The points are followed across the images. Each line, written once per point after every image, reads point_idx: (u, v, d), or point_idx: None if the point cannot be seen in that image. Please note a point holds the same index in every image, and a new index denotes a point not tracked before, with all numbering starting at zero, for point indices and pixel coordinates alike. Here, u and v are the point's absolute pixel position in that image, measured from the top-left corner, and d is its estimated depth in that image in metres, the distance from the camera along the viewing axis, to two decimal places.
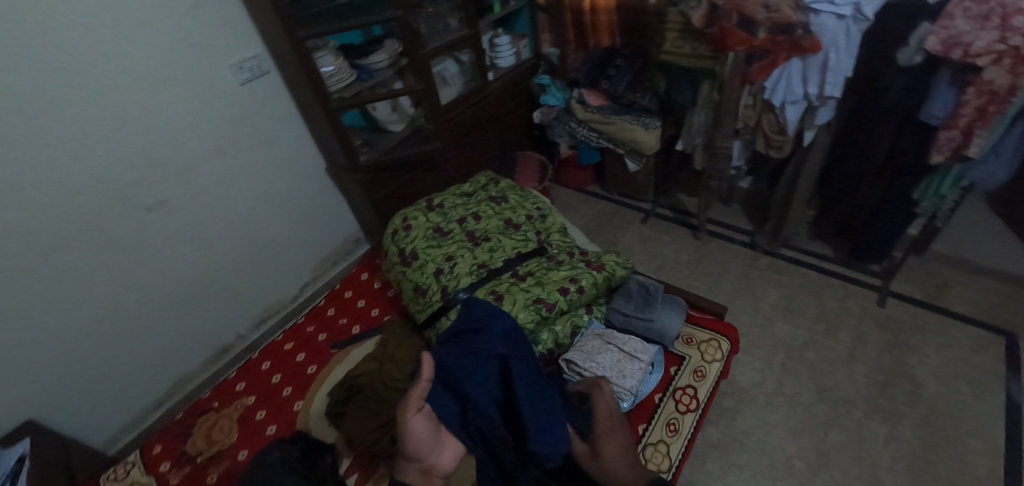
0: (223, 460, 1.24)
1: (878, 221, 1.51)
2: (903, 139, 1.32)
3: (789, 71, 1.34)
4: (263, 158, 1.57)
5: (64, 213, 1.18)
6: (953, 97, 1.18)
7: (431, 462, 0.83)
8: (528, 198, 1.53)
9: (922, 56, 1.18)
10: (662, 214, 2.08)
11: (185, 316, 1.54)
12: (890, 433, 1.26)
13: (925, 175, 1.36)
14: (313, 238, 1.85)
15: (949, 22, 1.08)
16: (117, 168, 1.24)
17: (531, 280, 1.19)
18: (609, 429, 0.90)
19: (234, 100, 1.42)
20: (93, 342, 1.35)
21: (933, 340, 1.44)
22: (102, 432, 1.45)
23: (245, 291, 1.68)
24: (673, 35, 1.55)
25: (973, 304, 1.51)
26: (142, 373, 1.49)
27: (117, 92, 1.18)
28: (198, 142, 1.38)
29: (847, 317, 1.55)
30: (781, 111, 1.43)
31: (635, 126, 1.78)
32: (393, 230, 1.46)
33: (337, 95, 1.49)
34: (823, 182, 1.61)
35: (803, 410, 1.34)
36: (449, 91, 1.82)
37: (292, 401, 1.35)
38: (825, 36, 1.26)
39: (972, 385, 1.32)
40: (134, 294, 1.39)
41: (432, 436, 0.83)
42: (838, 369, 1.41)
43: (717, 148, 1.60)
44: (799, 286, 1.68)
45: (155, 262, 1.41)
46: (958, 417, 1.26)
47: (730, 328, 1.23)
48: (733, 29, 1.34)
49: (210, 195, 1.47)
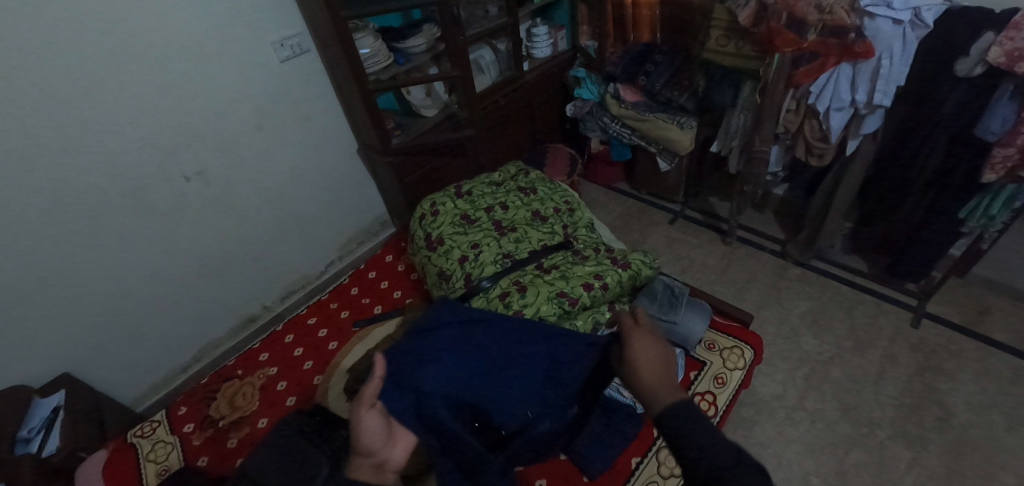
0: (244, 426, 1.28)
1: (919, 238, 1.45)
2: (955, 153, 1.26)
3: (837, 76, 1.30)
4: (298, 135, 1.59)
5: (109, 175, 1.23)
6: (1015, 113, 1.11)
7: (384, 459, 0.72)
8: (557, 191, 1.52)
9: (983, 67, 1.12)
10: (690, 217, 2.03)
11: (216, 284, 1.59)
12: (916, 458, 1.22)
13: (973, 196, 1.29)
14: (341, 217, 1.88)
15: (1016, 33, 1.03)
16: (160, 135, 1.28)
17: (555, 273, 1.18)
18: (657, 363, 0.69)
19: (275, 76, 1.45)
20: (128, 302, 1.40)
21: (969, 366, 1.38)
22: (132, 390, 1.51)
23: (273, 264, 1.72)
24: (717, 33, 1.50)
25: (1015, 333, 1.44)
26: (172, 337, 1.54)
27: (163, 61, 1.21)
28: (237, 115, 1.41)
29: (878, 335, 1.50)
30: (825, 118, 1.39)
31: (670, 125, 1.75)
32: (420, 215, 1.47)
33: (374, 77, 1.51)
34: (864, 194, 1.55)
35: (824, 426, 1.30)
36: (484, 79, 1.83)
37: (313, 375, 1.39)
38: (880, 42, 1.20)
39: (1008, 416, 1.26)
40: (168, 260, 1.44)
41: (386, 432, 0.74)
42: (865, 388, 1.37)
43: (755, 152, 1.56)
44: (829, 300, 1.62)
45: (190, 230, 1.45)
46: (989, 448, 1.21)
47: (755, 337, 1.21)
48: (781, 29, 1.28)
49: (246, 167, 1.50)
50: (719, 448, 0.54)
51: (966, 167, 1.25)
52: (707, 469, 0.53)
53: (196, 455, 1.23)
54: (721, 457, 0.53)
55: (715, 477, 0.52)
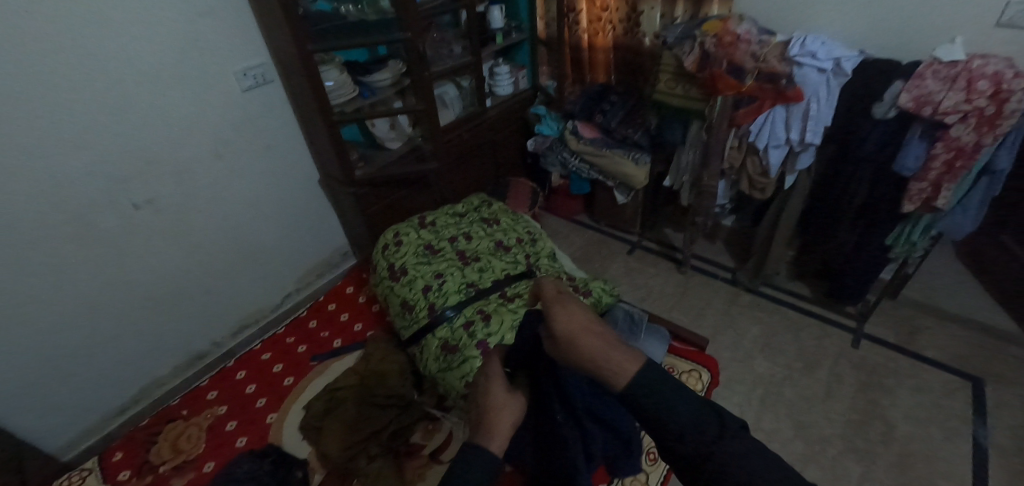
0: (188, 471, 1.19)
1: (855, 264, 1.56)
2: (879, 186, 1.39)
3: (773, 118, 1.43)
4: (259, 163, 1.58)
5: (53, 203, 1.17)
6: (924, 151, 1.26)
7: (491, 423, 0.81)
8: (519, 222, 1.56)
9: (896, 111, 1.26)
10: (647, 247, 2.12)
11: (163, 317, 1.50)
12: (865, 472, 1.27)
13: (897, 224, 1.42)
14: (301, 248, 1.84)
15: (921, 82, 1.19)
16: (110, 162, 1.24)
17: (519, 302, 1.20)
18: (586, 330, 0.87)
19: (237, 106, 1.44)
20: (63, 340, 1.30)
21: (906, 382, 1.48)
22: (59, 437, 1.38)
23: (226, 297, 1.65)
24: (666, 77, 1.62)
25: (943, 350, 1.56)
26: (112, 376, 1.44)
27: (120, 88, 1.19)
28: (196, 142, 1.39)
29: (824, 356, 1.59)
30: (764, 154, 1.50)
31: (626, 161, 1.84)
32: (384, 245, 1.47)
33: (339, 108, 1.52)
34: (803, 224, 1.67)
35: (779, 445, 1.35)
36: (448, 114, 1.87)
37: (266, 413, 1.31)
38: (808, 87, 1.35)
39: (943, 428, 1.35)
40: (111, 291, 1.36)
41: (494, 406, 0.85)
42: (815, 406, 1.44)
43: (705, 186, 1.66)
44: (778, 324, 1.71)
45: (137, 261, 1.38)
46: (929, 460, 1.28)
47: (711, 360, 1.25)
48: (723, 74, 1.41)
49: (201, 197, 1.46)
50: (702, 425, 0.75)
51: (888, 199, 1.39)
52: (705, 448, 0.72)
53: None
54: (703, 436, 0.73)
55: (711, 454, 0.72)
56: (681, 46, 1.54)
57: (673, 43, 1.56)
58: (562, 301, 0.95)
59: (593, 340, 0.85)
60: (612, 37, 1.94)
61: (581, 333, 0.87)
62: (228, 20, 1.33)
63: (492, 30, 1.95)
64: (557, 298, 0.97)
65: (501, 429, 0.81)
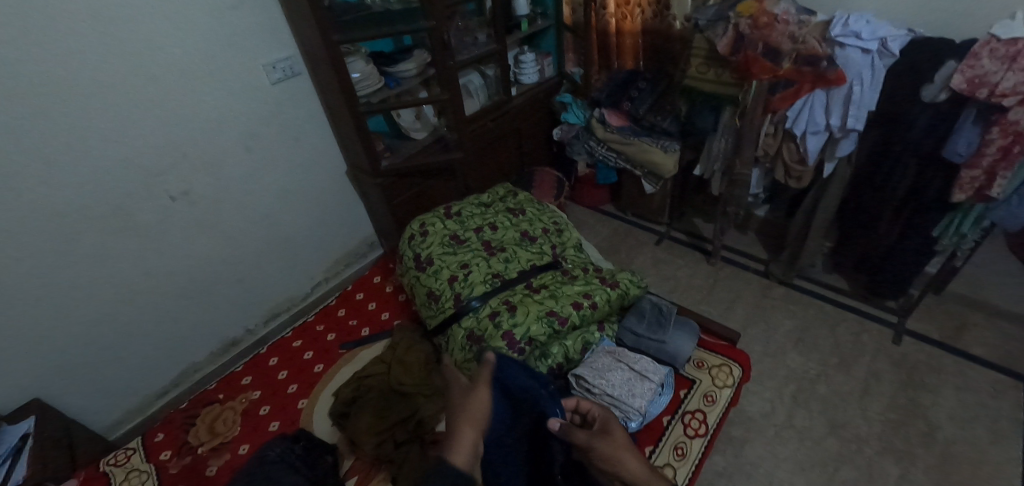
0: (224, 453, 1.24)
1: (899, 255, 1.48)
2: (926, 175, 1.31)
3: (812, 102, 1.36)
4: (289, 154, 1.60)
5: (95, 195, 1.22)
6: (978, 136, 1.18)
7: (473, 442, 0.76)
8: (545, 212, 1.54)
9: (947, 93, 1.19)
10: (675, 238, 2.08)
11: (198, 306, 1.55)
12: (904, 474, 1.22)
13: (947, 214, 1.35)
14: (329, 238, 1.87)
15: (976, 62, 1.10)
16: (147, 156, 1.28)
17: (544, 292, 1.21)
18: (624, 442, 0.80)
19: (266, 98, 1.47)
20: (105, 327, 1.36)
21: (950, 381, 1.40)
22: (105, 417, 1.45)
23: (258, 285, 1.70)
24: (697, 62, 1.59)
25: (992, 348, 1.47)
26: (152, 361, 1.50)
27: (154, 82, 1.22)
28: (228, 135, 1.42)
29: (861, 352, 1.52)
30: (802, 141, 1.44)
31: (654, 148, 1.80)
32: (409, 235, 1.47)
33: (366, 99, 1.54)
34: (841, 215, 1.60)
35: (813, 443, 1.30)
36: (472, 104, 1.85)
37: (297, 399, 1.35)
38: (850, 69, 1.28)
39: (990, 430, 1.28)
40: (149, 280, 1.41)
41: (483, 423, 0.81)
42: (851, 404, 1.38)
43: (737, 175, 1.61)
44: (812, 318, 1.65)
45: (173, 251, 1.43)
46: (973, 462, 1.22)
47: (743, 355, 1.22)
48: (758, 57, 1.36)
49: (233, 189, 1.50)
50: None
51: (936, 188, 1.31)
52: None
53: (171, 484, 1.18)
54: None
55: None
56: (713, 28, 1.51)
57: (705, 26, 1.53)
58: (599, 411, 0.92)
59: (634, 456, 0.78)
60: (641, 22, 1.88)
61: (624, 451, 0.78)
62: (259, 13, 1.35)
63: (516, 17, 1.93)
64: (593, 409, 0.93)
65: (481, 418, 0.81)
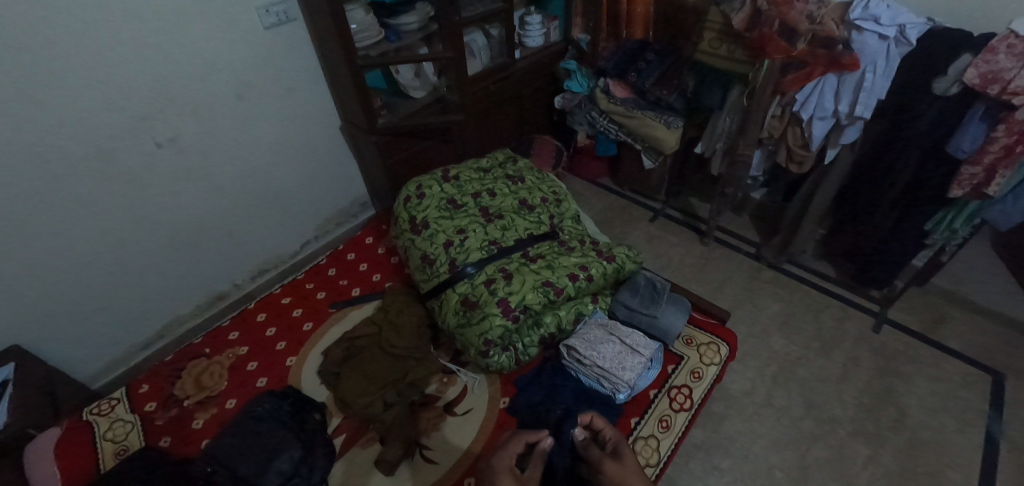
0: (211, 406, 1.24)
1: (889, 246, 1.51)
2: (926, 170, 1.32)
3: (823, 86, 1.32)
4: (282, 105, 1.53)
5: (76, 137, 1.15)
6: (983, 133, 1.17)
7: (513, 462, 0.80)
8: (544, 181, 1.51)
9: (959, 87, 1.17)
10: (670, 216, 2.07)
11: (185, 258, 1.51)
12: (872, 455, 1.28)
13: (939, 211, 1.36)
14: (320, 195, 1.82)
15: (992, 57, 1.08)
16: (132, 98, 1.20)
17: (541, 262, 1.20)
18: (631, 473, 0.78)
19: (259, 45, 1.38)
20: (90, 275, 1.33)
21: (925, 371, 1.46)
22: (89, 366, 1.43)
23: (247, 240, 1.66)
24: (710, 36, 1.53)
25: (967, 341, 1.53)
26: (137, 311, 1.47)
27: (140, 18, 1.13)
28: (218, 81, 1.34)
29: (842, 338, 1.57)
30: (808, 126, 1.42)
31: (658, 124, 1.77)
32: (405, 197, 1.43)
33: (364, 51, 1.46)
34: (837, 203, 1.61)
35: (789, 422, 1.36)
36: (474, 65, 1.78)
37: (285, 357, 1.34)
38: (865, 55, 1.24)
39: (957, 418, 1.34)
40: (135, 229, 1.36)
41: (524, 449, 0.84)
42: (829, 388, 1.43)
43: (739, 156, 1.59)
44: (798, 302, 1.69)
45: (160, 200, 1.38)
46: (937, 448, 1.28)
47: (731, 334, 1.24)
48: (774, 36, 1.32)
49: (222, 139, 1.43)
50: None
51: (935, 184, 1.32)
52: None
53: (159, 434, 1.19)
54: None
55: None
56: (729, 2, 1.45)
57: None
58: (614, 435, 0.88)
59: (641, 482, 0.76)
60: None
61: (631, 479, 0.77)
62: None
63: None
64: (606, 429, 0.90)
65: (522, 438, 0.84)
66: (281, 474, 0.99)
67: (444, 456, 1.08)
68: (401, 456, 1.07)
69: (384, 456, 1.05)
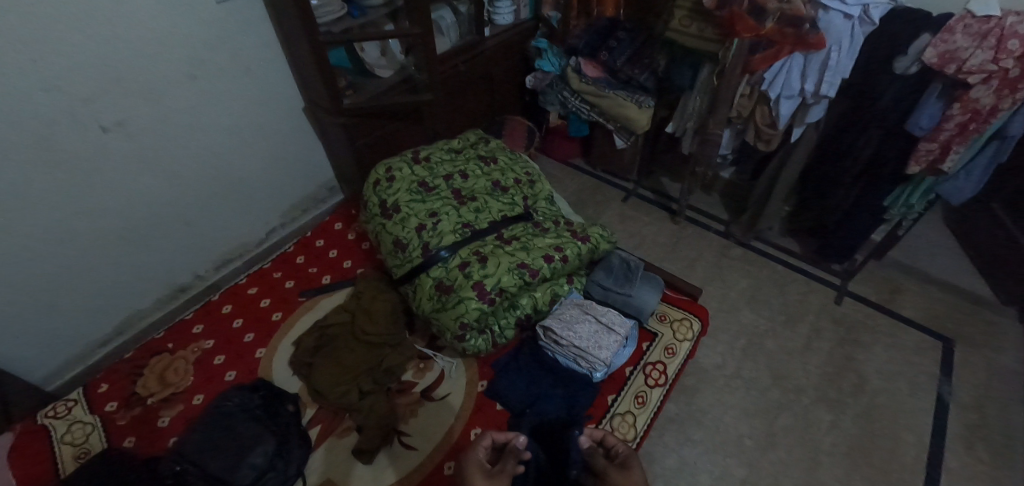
0: (177, 403, 1.19)
1: (850, 221, 1.56)
2: (886, 147, 1.36)
3: (790, 65, 1.35)
4: (239, 86, 1.45)
5: (11, 123, 1.05)
6: (939, 111, 1.21)
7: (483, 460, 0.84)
8: (518, 162, 1.49)
9: (918, 67, 1.21)
10: (643, 196, 2.09)
11: (140, 250, 1.43)
12: (834, 420, 1.35)
13: (897, 186, 1.42)
14: (284, 180, 1.75)
15: (949, 37, 1.12)
16: (73, 79, 1.10)
17: (516, 244, 1.18)
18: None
19: (212, 21, 1.29)
20: (34, 271, 1.23)
21: (883, 339, 1.54)
22: (41, 367, 1.35)
23: (207, 229, 1.58)
24: (681, 14, 1.52)
25: (920, 310, 1.61)
26: (90, 307, 1.39)
27: None
28: (168, 59, 1.25)
29: (806, 310, 1.63)
30: (775, 104, 1.44)
31: (629, 104, 1.76)
32: (375, 181, 1.38)
33: (326, 27, 1.39)
34: (802, 181, 1.65)
35: (757, 392, 1.41)
36: (443, 42, 1.73)
37: (254, 348, 1.30)
38: (831, 35, 1.26)
39: (911, 383, 1.43)
40: (83, 220, 1.27)
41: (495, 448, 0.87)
42: (794, 358, 1.49)
43: (709, 135, 1.61)
44: (765, 277, 1.74)
45: (110, 189, 1.29)
46: (893, 411, 1.36)
47: (703, 309, 1.27)
48: (743, 14, 1.31)
49: (176, 122, 1.34)
50: None
51: (894, 161, 1.37)
52: None
53: (121, 435, 1.14)
54: None
55: None
56: None
57: None
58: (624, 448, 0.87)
59: None
60: None
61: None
62: None
63: None
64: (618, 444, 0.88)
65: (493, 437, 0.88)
66: (256, 469, 0.96)
67: (422, 444, 1.07)
68: (379, 443, 1.06)
69: (363, 445, 1.04)
